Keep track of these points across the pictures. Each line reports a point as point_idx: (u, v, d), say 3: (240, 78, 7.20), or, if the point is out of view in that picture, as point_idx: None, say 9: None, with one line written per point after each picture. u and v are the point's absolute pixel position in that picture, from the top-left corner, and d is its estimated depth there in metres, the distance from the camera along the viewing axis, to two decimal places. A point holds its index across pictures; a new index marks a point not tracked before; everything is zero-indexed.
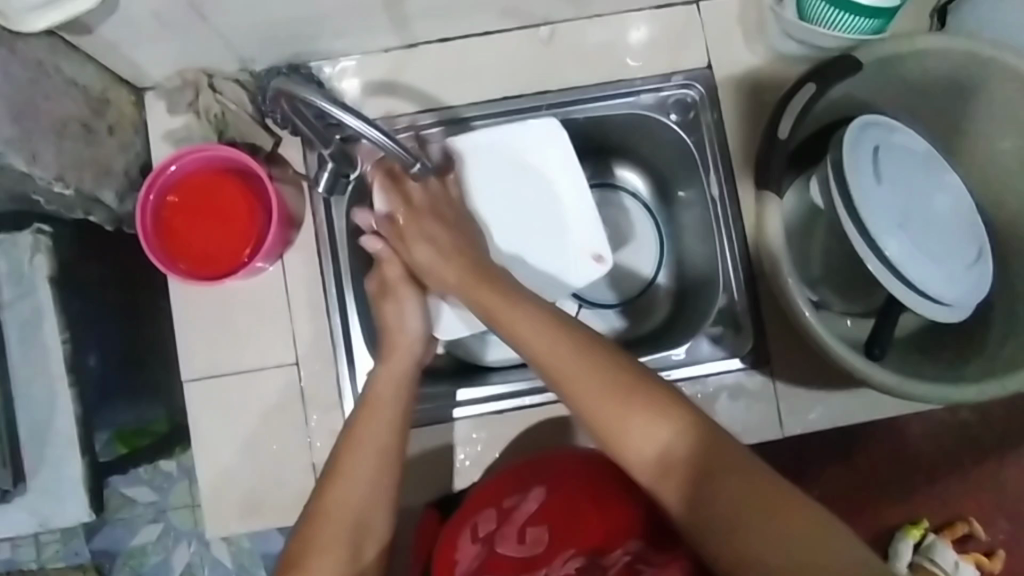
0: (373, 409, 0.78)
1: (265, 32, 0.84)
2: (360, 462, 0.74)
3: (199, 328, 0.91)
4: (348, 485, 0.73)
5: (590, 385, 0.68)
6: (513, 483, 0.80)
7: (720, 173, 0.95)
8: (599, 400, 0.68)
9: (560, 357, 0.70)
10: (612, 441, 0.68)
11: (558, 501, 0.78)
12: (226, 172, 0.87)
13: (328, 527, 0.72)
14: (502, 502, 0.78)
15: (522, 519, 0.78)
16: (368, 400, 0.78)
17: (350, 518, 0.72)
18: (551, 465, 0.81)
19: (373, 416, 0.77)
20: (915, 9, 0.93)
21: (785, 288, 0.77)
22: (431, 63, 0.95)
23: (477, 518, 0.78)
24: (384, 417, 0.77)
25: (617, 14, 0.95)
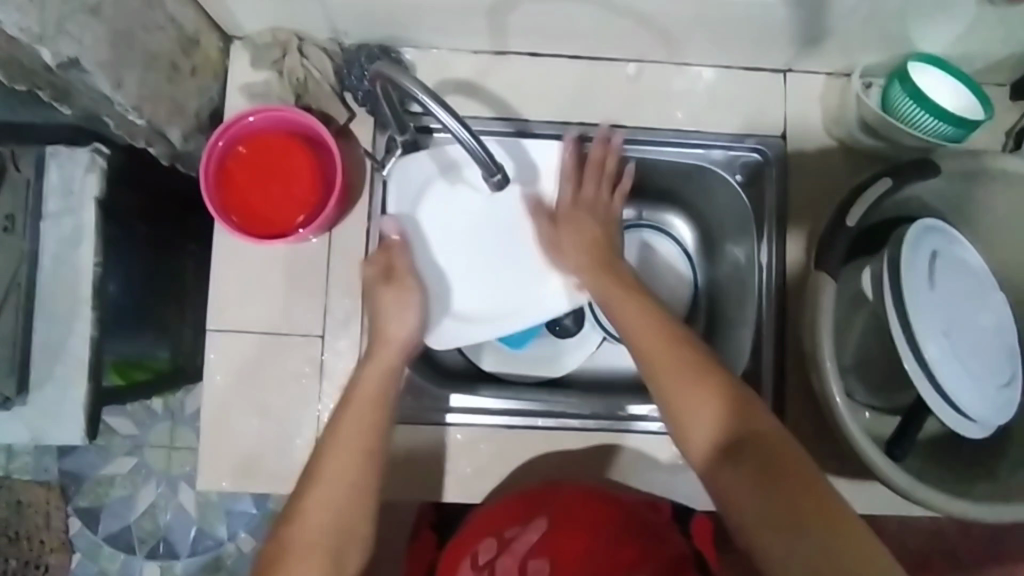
0: (351, 405, 0.78)
1: (367, 10, 0.85)
2: (336, 475, 0.74)
3: (236, 282, 0.91)
4: (320, 506, 0.73)
5: (666, 359, 0.75)
6: (512, 516, 0.81)
7: (772, 241, 0.95)
8: (680, 386, 0.74)
9: (648, 336, 0.77)
10: (669, 398, 0.74)
11: (559, 535, 0.76)
12: (298, 137, 0.88)
13: (302, 553, 0.71)
14: (503, 533, 0.79)
15: (522, 552, 0.76)
16: (352, 393, 0.79)
17: (327, 544, 0.72)
18: (545, 503, 0.81)
19: (360, 414, 0.77)
20: (991, 127, 0.95)
21: (823, 370, 0.77)
22: (515, 73, 0.96)
23: (478, 546, 0.79)
24: (370, 412, 0.78)
25: (706, 67, 0.96)
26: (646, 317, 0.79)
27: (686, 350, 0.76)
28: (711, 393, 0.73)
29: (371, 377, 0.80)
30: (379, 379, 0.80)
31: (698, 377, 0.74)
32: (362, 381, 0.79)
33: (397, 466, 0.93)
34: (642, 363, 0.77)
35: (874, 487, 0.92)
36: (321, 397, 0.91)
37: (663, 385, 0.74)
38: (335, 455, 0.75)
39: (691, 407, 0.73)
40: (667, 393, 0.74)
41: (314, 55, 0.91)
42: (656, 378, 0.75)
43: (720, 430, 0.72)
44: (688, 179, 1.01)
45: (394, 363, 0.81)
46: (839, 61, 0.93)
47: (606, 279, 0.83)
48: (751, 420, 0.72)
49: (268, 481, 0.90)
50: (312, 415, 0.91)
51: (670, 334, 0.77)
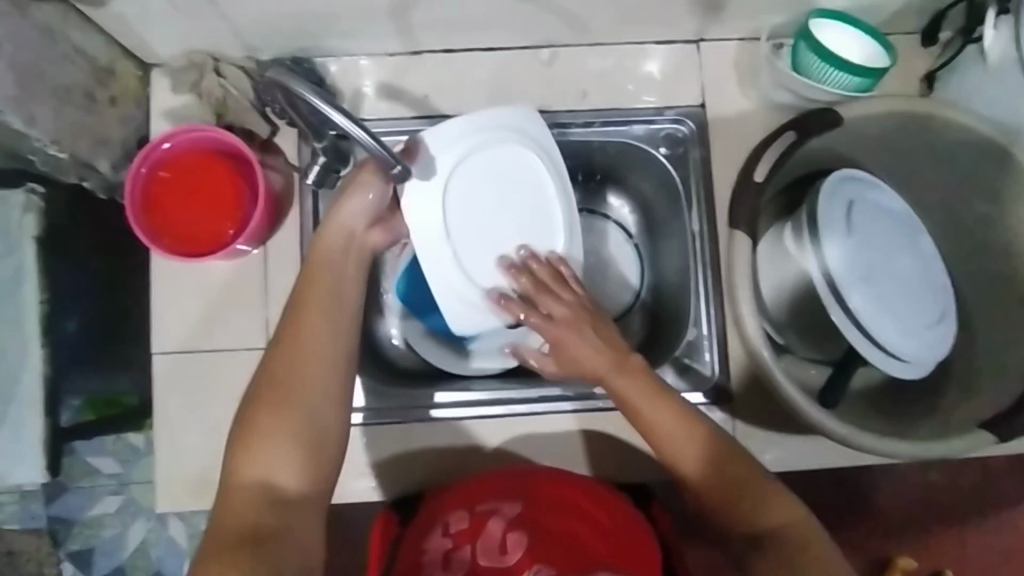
0: (314, 277, 0.77)
1: (273, 24, 0.86)
2: (313, 339, 0.73)
3: (175, 304, 0.93)
4: (298, 368, 0.72)
5: (662, 408, 0.72)
6: (485, 492, 0.81)
7: (702, 209, 0.96)
8: (664, 415, 0.72)
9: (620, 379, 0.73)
10: (650, 427, 0.73)
11: (539, 516, 0.78)
12: (219, 154, 0.89)
13: (277, 408, 0.70)
14: (475, 507, 0.79)
15: (499, 529, 0.77)
16: (314, 265, 0.78)
17: (305, 401, 0.71)
18: (518, 477, 0.82)
19: (318, 287, 0.76)
20: (905, 73, 0.96)
21: (747, 327, 0.79)
22: (433, 71, 0.97)
23: (450, 517, 0.80)
24: (326, 285, 0.77)
25: (619, 45, 0.97)
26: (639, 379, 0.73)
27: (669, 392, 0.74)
28: (694, 423, 0.73)
29: (330, 242, 0.79)
30: (338, 240, 0.79)
31: (691, 423, 0.73)
32: (327, 237, 0.79)
33: (354, 470, 0.94)
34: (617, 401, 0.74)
35: (829, 440, 0.92)
36: None
37: (653, 425, 0.72)
38: (296, 343, 0.73)
39: (686, 452, 0.72)
40: (645, 418, 0.73)
41: (231, 74, 0.92)
42: (645, 419, 0.73)
43: (705, 458, 0.72)
44: (615, 157, 1.02)
45: (346, 246, 0.79)
46: (746, 25, 0.94)
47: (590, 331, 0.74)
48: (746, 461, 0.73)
49: None
50: None
51: (639, 375, 0.73)
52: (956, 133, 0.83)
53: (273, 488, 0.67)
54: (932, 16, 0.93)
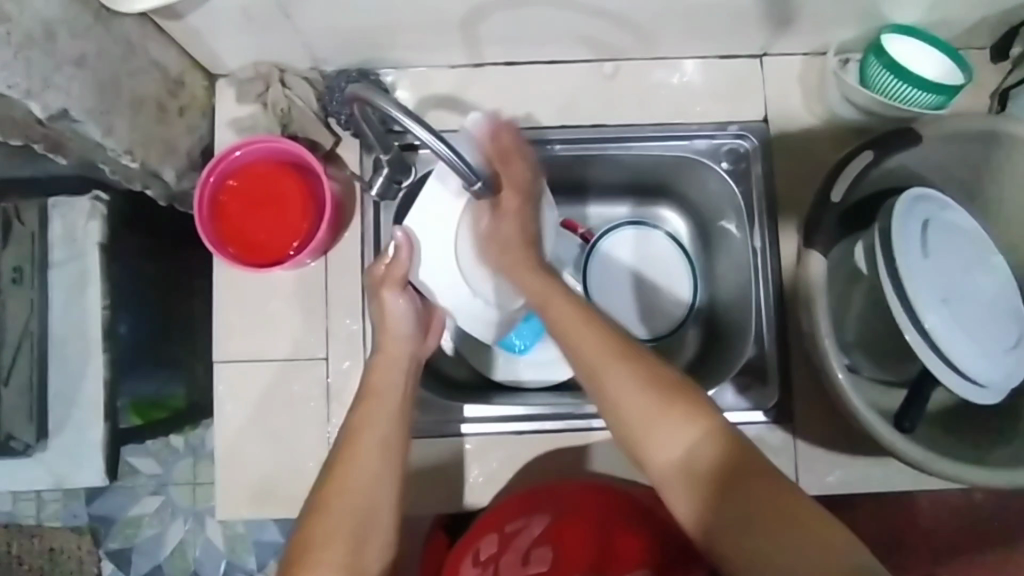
0: (370, 403, 0.80)
1: (343, 37, 0.87)
2: (364, 458, 0.75)
3: (237, 311, 0.93)
4: (349, 484, 0.73)
5: (615, 369, 0.69)
6: (516, 511, 0.81)
7: (764, 225, 0.95)
8: (632, 400, 0.68)
9: (586, 346, 0.71)
10: (615, 410, 0.69)
11: (562, 527, 0.79)
12: (287, 165, 0.90)
13: (330, 518, 0.70)
14: (504, 527, 0.80)
15: (525, 544, 0.78)
16: (369, 390, 0.81)
17: (359, 503, 0.72)
18: (548, 495, 0.83)
19: (374, 404, 0.79)
20: (975, 90, 0.94)
21: (821, 347, 0.78)
22: (494, 83, 0.97)
23: (479, 543, 0.80)
24: (384, 405, 0.79)
25: (681, 59, 0.97)
26: (581, 333, 0.72)
27: (622, 347, 0.71)
28: (669, 406, 0.67)
29: (386, 365, 0.83)
30: (394, 373, 0.82)
31: (654, 386, 0.68)
32: (385, 361, 0.83)
33: (410, 481, 0.94)
34: (587, 376, 0.71)
35: (892, 462, 0.90)
36: (330, 418, 0.92)
37: (611, 396, 0.69)
38: (349, 456, 0.75)
39: (652, 426, 0.67)
40: (613, 399, 0.69)
41: (297, 85, 0.93)
42: (602, 388, 0.70)
43: (683, 451, 0.66)
44: (674, 171, 1.02)
45: (400, 369, 0.83)
46: (814, 40, 0.93)
47: (534, 278, 0.78)
48: (703, 425, 0.66)
49: (284, 506, 0.91)
50: (323, 436, 0.92)
51: (616, 347, 0.71)
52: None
53: None
54: (1006, 33, 0.91)
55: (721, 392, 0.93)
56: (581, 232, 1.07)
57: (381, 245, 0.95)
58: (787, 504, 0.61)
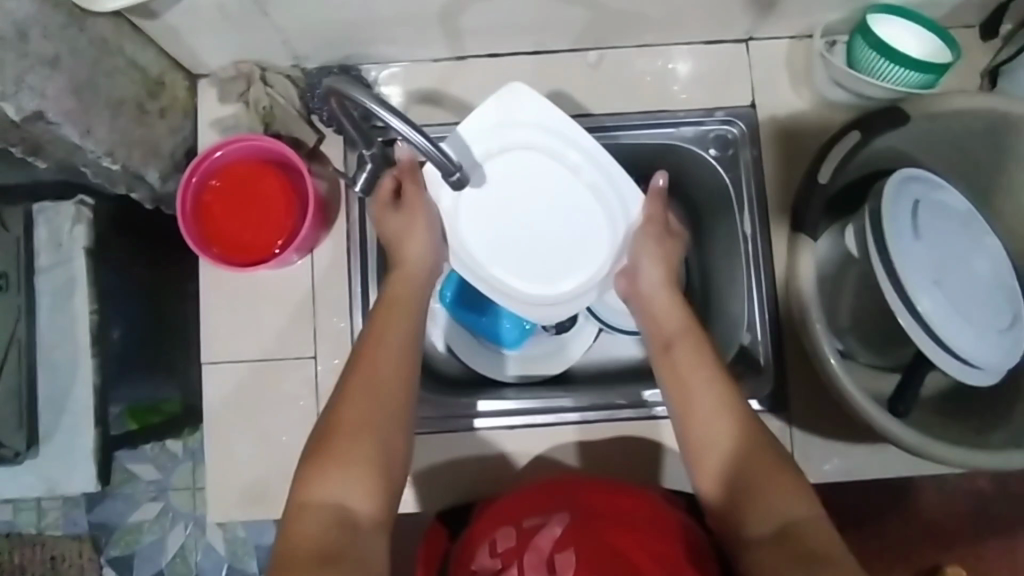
0: (391, 311, 0.80)
1: (321, 32, 0.86)
2: (386, 363, 0.75)
3: (224, 312, 0.93)
4: (372, 393, 0.73)
5: (714, 434, 0.72)
6: (534, 508, 0.79)
7: (754, 212, 0.94)
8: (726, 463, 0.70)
9: (689, 404, 0.74)
10: (706, 466, 0.72)
11: (582, 524, 0.76)
12: (270, 163, 0.89)
13: (353, 430, 0.71)
14: (522, 522, 0.77)
15: (547, 545, 0.74)
16: (387, 299, 0.82)
17: (375, 427, 0.71)
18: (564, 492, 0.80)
19: (394, 314, 0.80)
20: (964, 69, 0.93)
21: (813, 332, 0.77)
22: (478, 76, 0.96)
23: (496, 534, 0.78)
24: (405, 313, 0.80)
25: (666, 46, 0.95)
26: (696, 392, 0.74)
27: (724, 414, 0.72)
28: (763, 476, 0.68)
29: (408, 271, 0.84)
30: (410, 287, 0.83)
31: (754, 453, 0.70)
32: (400, 279, 0.83)
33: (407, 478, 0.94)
34: (685, 436, 0.74)
35: (890, 448, 0.89)
36: (320, 416, 0.91)
37: (711, 461, 0.71)
38: (360, 381, 0.74)
39: (750, 488, 0.68)
40: (706, 458, 0.72)
41: (278, 83, 0.93)
42: (701, 448, 0.72)
43: (779, 522, 0.65)
44: (662, 160, 1.00)
45: (417, 280, 0.84)
46: (799, 23, 0.92)
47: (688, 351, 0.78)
48: (802, 497, 0.66)
49: (277, 507, 0.90)
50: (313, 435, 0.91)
51: (718, 409, 0.73)
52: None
53: (345, 518, 0.66)
54: (995, 10, 0.89)
55: None
56: None
57: (368, 242, 0.94)
58: None
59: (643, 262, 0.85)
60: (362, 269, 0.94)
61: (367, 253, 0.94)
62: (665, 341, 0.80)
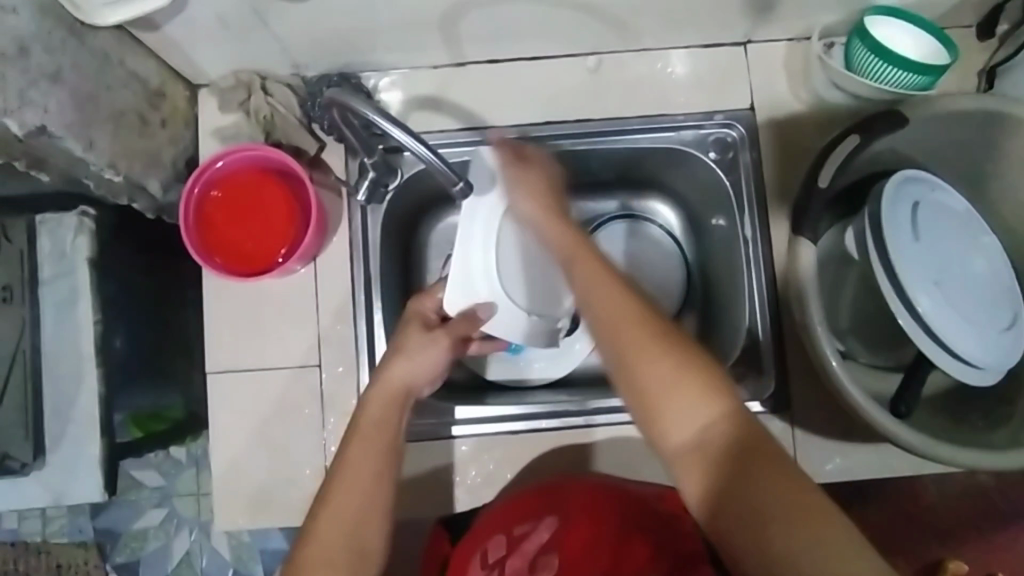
0: (362, 433, 0.72)
1: (322, 41, 0.86)
2: (358, 489, 0.69)
3: (227, 321, 0.93)
4: (341, 533, 0.66)
5: (634, 337, 0.61)
6: (523, 514, 0.80)
7: (754, 214, 0.95)
8: (646, 369, 0.60)
9: (609, 315, 0.63)
10: (625, 377, 0.61)
11: (570, 531, 0.76)
12: (271, 173, 0.89)
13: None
14: (513, 530, 0.78)
15: (533, 551, 0.76)
16: (363, 416, 0.74)
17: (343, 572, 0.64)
18: (558, 498, 0.81)
19: (371, 434, 0.72)
20: (962, 69, 0.94)
21: (814, 336, 0.77)
22: (478, 82, 0.96)
23: (488, 544, 0.79)
24: (384, 433, 0.73)
25: (665, 49, 0.96)
26: (614, 302, 0.63)
27: (642, 323, 0.61)
28: (683, 383, 0.59)
29: (390, 388, 0.77)
30: (388, 407, 0.76)
31: (675, 357, 0.60)
32: (376, 399, 0.76)
33: (415, 484, 0.94)
34: (604, 342, 0.63)
35: (893, 447, 0.90)
36: (325, 424, 0.92)
37: (629, 371, 0.61)
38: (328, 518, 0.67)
39: (674, 398, 0.59)
40: (623, 369, 0.61)
41: (278, 92, 0.93)
42: (619, 357, 0.61)
43: (704, 433, 0.58)
44: (662, 163, 1.01)
45: (399, 407, 0.76)
46: (797, 25, 0.92)
47: (599, 269, 0.66)
48: (728, 402, 0.59)
49: (283, 515, 0.91)
50: (318, 444, 0.91)
51: (632, 314, 0.62)
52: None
53: None
54: (991, 11, 0.90)
55: None
56: None
57: (371, 250, 0.94)
58: (812, 507, 0.54)
59: (516, 198, 0.76)
60: (365, 275, 0.94)
61: (370, 260, 0.94)
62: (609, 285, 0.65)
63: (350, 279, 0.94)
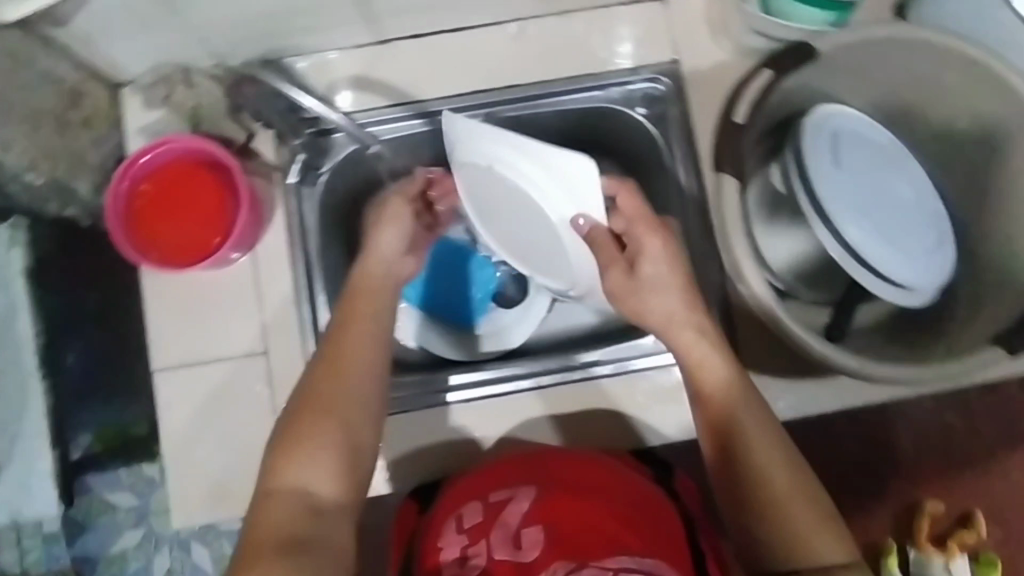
0: (355, 303, 0.79)
1: (236, 27, 0.86)
2: (354, 370, 0.74)
3: (169, 316, 0.92)
4: (332, 394, 0.73)
5: (736, 445, 0.71)
6: (499, 482, 0.81)
7: (688, 165, 0.95)
8: (745, 477, 0.70)
9: (710, 411, 0.73)
10: (728, 471, 0.71)
11: (550, 501, 0.77)
12: (200, 162, 0.88)
13: (322, 410, 0.71)
14: (489, 497, 0.79)
15: (515, 520, 0.76)
16: (355, 287, 0.81)
17: (340, 416, 0.72)
18: (529, 467, 0.82)
19: (361, 303, 0.79)
20: (877, 4, 0.95)
21: (746, 272, 0.78)
22: (402, 58, 0.96)
23: (463, 510, 0.78)
24: (371, 305, 0.79)
25: (586, 11, 0.96)
26: (713, 396, 0.74)
27: (750, 433, 0.71)
28: (778, 495, 0.69)
29: (373, 271, 0.82)
30: (380, 290, 0.81)
31: (775, 477, 0.69)
32: (365, 285, 0.81)
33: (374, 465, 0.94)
34: (705, 440, 0.74)
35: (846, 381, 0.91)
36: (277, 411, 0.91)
37: (727, 467, 0.71)
38: (331, 383, 0.73)
39: (766, 508, 0.69)
40: (719, 466, 0.72)
41: (202, 84, 0.92)
42: (716, 457, 0.72)
43: (787, 540, 0.67)
44: (597, 125, 1.01)
45: (382, 289, 0.82)
46: None
47: (714, 366, 0.74)
48: (811, 527, 0.67)
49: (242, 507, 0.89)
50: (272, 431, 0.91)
51: (740, 423, 0.72)
52: (945, 64, 0.82)
53: (310, 500, 0.67)
54: None
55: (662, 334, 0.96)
56: None
57: (308, 232, 0.95)
58: None
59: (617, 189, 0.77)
60: (305, 256, 0.94)
61: (309, 239, 0.95)
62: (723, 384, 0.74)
63: (292, 263, 0.94)
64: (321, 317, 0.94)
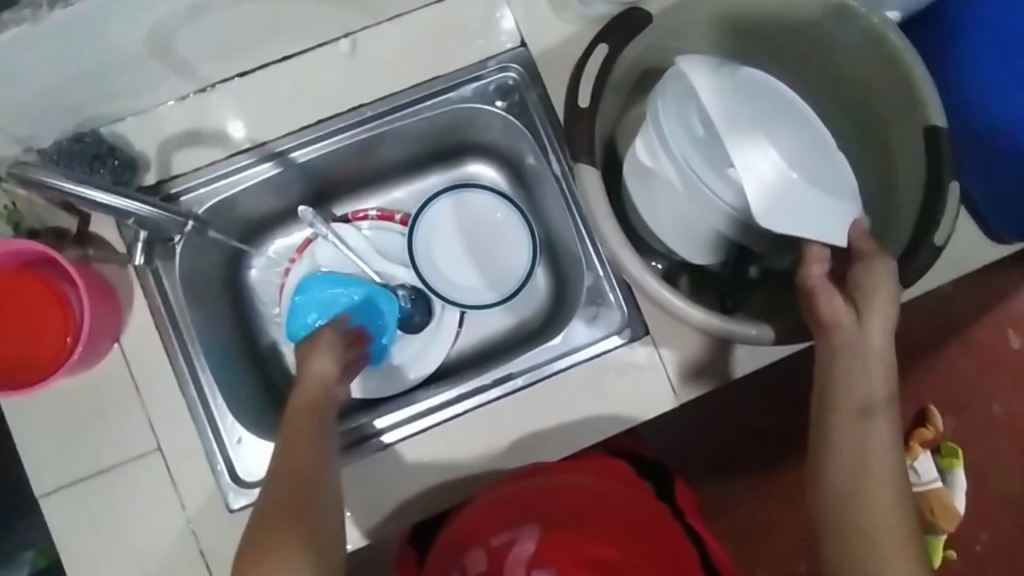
0: (299, 416, 0.77)
1: (29, 111, 0.76)
2: (312, 466, 0.72)
3: (42, 436, 0.84)
4: (294, 491, 0.69)
5: (871, 468, 0.63)
6: (499, 522, 0.82)
7: (557, 152, 0.92)
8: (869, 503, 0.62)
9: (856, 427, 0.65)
10: (852, 489, 0.63)
11: (554, 538, 0.80)
12: (29, 264, 0.81)
13: (285, 513, 0.66)
14: (491, 543, 0.81)
15: (520, 562, 0.79)
16: (294, 402, 0.79)
17: (303, 518, 0.66)
18: (528, 501, 0.83)
19: (306, 412, 0.77)
20: None
21: (624, 263, 0.72)
22: (232, 102, 0.89)
23: (466, 560, 0.81)
24: (315, 414, 0.77)
25: (418, 11, 0.89)
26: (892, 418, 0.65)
27: (882, 461, 0.64)
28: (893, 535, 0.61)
29: (307, 389, 0.80)
30: (321, 397, 0.80)
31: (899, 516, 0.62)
32: (301, 401, 0.79)
33: None
34: (830, 453, 0.65)
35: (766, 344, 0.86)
36: (185, 508, 0.84)
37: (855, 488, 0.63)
38: (286, 493, 0.68)
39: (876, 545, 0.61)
40: (849, 487, 0.63)
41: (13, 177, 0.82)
42: (845, 477, 0.64)
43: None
44: (458, 124, 0.98)
45: (322, 402, 0.79)
46: None
47: (884, 380, 0.65)
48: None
49: None
50: (185, 528, 0.84)
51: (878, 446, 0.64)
52: (781, 0, 0.78)
53: None
54: None
55: (571, 331, 0.92)
56: (401, 218, 1.07)
57: (177, 311, 0.89)
58: None
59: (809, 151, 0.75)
60: (178, 336, 0.88)
61: (179, 317, 0.88)
62: (855, 407, 0.65)
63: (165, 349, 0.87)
64: (210, 395, 0.88)
